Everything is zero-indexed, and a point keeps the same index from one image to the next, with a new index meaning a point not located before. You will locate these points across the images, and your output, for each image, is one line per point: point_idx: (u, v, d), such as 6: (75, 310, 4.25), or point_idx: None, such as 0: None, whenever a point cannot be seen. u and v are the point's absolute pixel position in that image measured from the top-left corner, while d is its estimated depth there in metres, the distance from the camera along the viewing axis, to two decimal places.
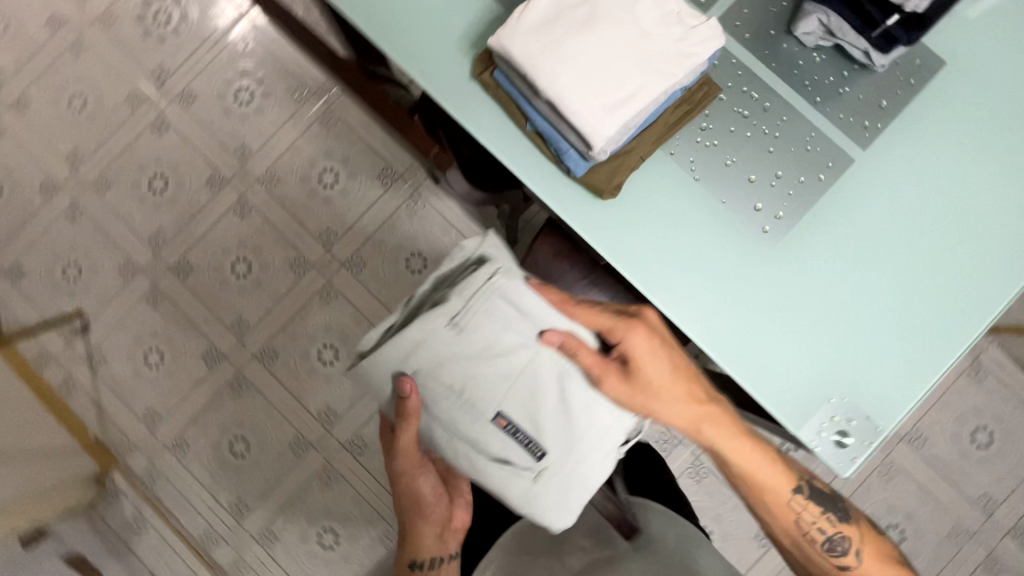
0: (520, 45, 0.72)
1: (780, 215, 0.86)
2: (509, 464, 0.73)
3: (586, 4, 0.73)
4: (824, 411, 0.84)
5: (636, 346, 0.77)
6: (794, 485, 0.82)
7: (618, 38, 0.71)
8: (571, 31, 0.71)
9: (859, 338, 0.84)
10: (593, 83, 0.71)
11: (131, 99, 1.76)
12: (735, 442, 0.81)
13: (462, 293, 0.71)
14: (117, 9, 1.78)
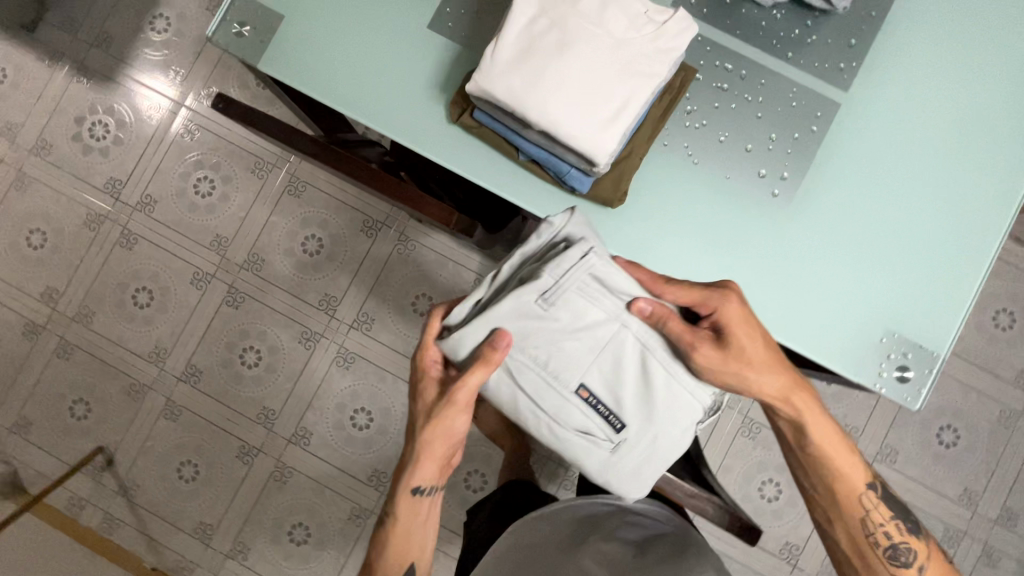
0: (503, 85, 0.71)
1: (785, 175, 0.87)
2: (589, 434, 0.73)
3: (554, 27, 0.72)
4: (880, 351, 0.85)
5: (732, 320, 0.70)
6: (869, 483, 0.78)
7: (596, 54, 0.71)
8: (549, 57, 0.71)
9: (894, 271, 0.85)
10: (584, 103, 0.71)
11: (91, 221, 1.70)
12: (826, 422, 0.75)
13: (554, 270, 0.67)
14: (50, 135, 1.72)
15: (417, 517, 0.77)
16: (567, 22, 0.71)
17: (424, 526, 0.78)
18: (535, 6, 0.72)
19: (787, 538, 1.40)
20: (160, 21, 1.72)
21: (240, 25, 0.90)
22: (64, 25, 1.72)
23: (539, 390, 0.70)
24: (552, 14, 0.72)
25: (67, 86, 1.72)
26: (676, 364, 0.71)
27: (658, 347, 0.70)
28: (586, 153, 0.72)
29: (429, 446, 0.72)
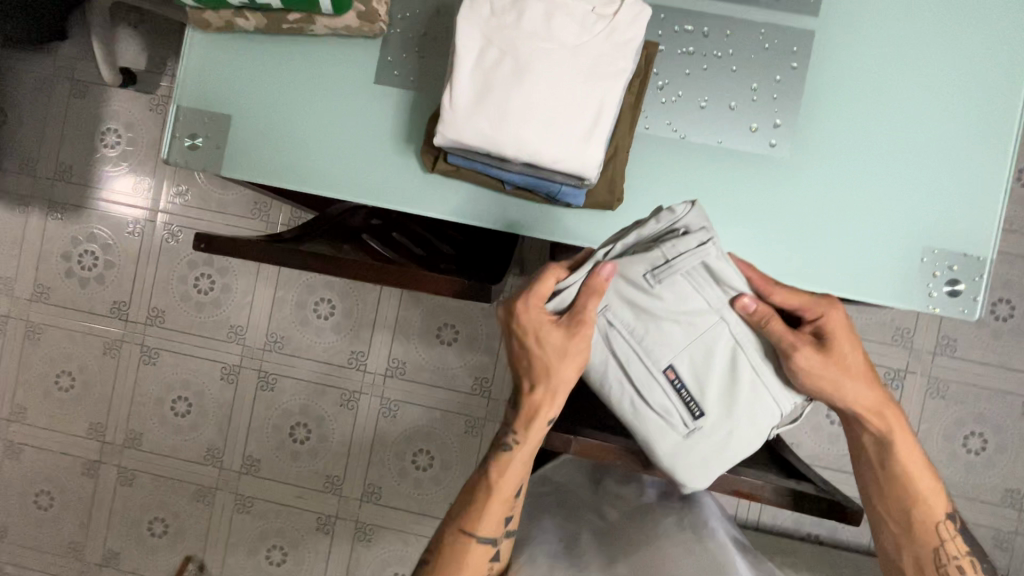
0: (471, 128, 0.70)
1: (779, 122, 0.82)
2: (665, 417, 0.71)
3: (506, 55, 0.70)
4: (924, 272, 0.81)
5: (836, 330, 0.69)
6: (948, 514, 0.73)
7: (555, 68, 0.69)
8: (509, 87, 0.69)
9: (918, 186, 0.81)
10: (559, 122, 0.69)
11: (110, 348, 1.72)
12: (913, 448, 0.71)
13: (671, 250, 0.68)
14: (44, 278, 1.72)
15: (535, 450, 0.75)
16: (517, 46, 0.70)
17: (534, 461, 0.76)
18: (480, 39, 0.71)
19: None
20: (111, 135, 1.70)
21: (191, 138, 0.88)
22: (23, 168, 1.72)
23: (626, 359, 0.70)
24: (499, 42, 0.70)
25: (44, 226, 1.72)
26: (764, 364, 0.70)
27: (750, 344, 0.69)
28: (574, 171, 0.70)
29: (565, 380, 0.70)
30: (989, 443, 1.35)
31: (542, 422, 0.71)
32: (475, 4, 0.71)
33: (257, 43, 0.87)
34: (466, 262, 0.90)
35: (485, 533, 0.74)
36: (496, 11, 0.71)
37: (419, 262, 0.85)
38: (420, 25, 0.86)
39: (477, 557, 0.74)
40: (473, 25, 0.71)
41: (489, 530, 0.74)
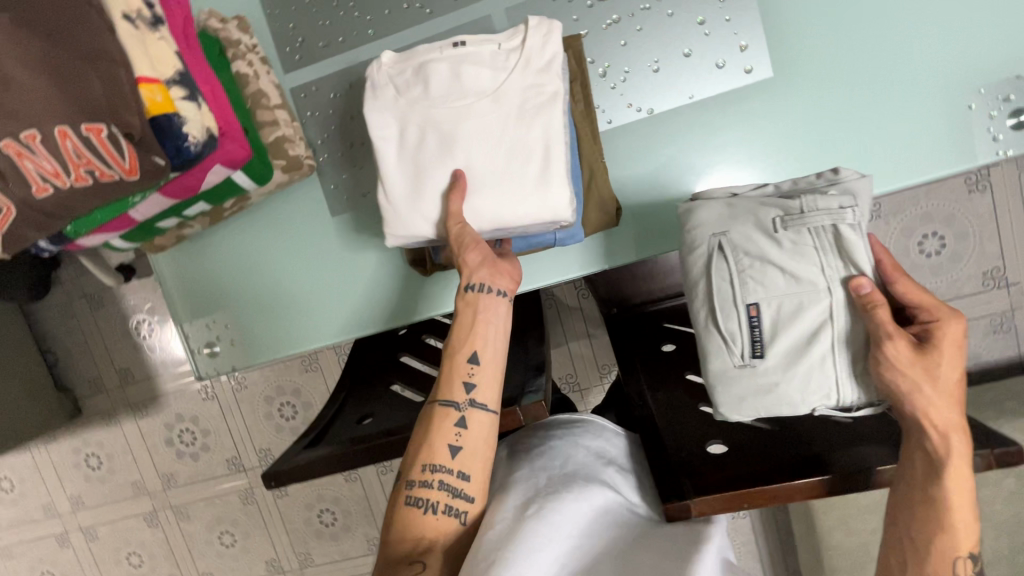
0: (422, 217, 0.70)
1: (745, 44, 0.72)
2: (726, 346, 0.63)
3: (428, 130, 0.70)
4: (979, 118, 0.69)
5: (948, 343, 0.53)
6: (973, 552, 0.50)
7: (483, 123, 0.69)
8: (444, 161, 0.70)
9: (931, 31, 0.69)
10: (508, 175, 0.68)
11: (246, 498, 1.84)
12: (970, 485, 0.51)
13: (819, 205, 0.61)
14: (163, 467, 1.86)
15: (489, 312, 0.64)
16: (435, 118, 0.69)
17: (498, 332, 0.64)
18: (396, 121, 0.71)
19: (983, 270, 1.18)
20: (144, 325, 1.76)
21: (209, 347, 0.89)
22: (94, 389, 1.83)
23: (717, 279, 0.63)
24: (415, 119, 0.70)
25: (138, 426, 1.84)
26: (842, 347, 0.59)
27: (840, 326, 0.59)
28: (545, 213, 0.68)
29: (461, 236, 0.67)
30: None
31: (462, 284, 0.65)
32: (378, 92, 0.71)
33: (215, 235, 0.86)
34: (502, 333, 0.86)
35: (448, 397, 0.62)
36: (401, 90, 0.71)
37: None
38: (342, 139, 0.80)
39: (441, 427, 0.60)
40: (382, 112, 0.71)
41: (450, 392, 0.62)
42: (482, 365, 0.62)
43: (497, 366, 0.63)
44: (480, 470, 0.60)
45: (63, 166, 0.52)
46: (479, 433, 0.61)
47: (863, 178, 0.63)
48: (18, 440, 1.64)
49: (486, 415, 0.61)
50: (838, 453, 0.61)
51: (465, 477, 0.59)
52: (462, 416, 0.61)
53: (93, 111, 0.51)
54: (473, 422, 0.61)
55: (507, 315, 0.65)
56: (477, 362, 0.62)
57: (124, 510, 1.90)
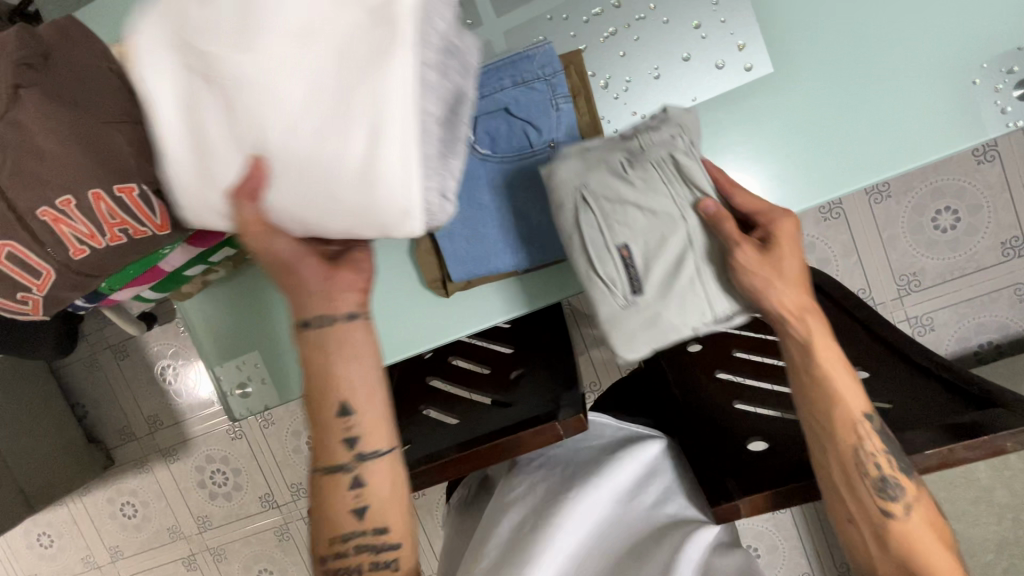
0: (217, 208, 0.52)
1: (743, 43, 0.73)
2: (605, 288, 0.63)
3: (205, 82, 0.47)
4: (986, 94, 0.70)
5: (784, 237, 0.59)
6: (868, 412, 0.58)
7: (277, 69, 0.45)
8: (230, 127, 0.48)
9: (926, 13, 0.70)
10: (314, 157, 0.47)
11: (282, 534, 1.83)
12: (839, 350, 0.59)
13: (651, 141, 0.63)
14: (198, 509, 1.86)
15: (336, 354, 0.58)
16: (208, 59, 0.46)
17: (361, 366, 0.59)
18: (163, 67, 0.48)
19: (1000, 239, 1.28)
20: (169, 369, 1.79)
21: (240, 388, 0.90)
22: (124, 437, 1.85)
23: (587, 229, 0.63)
24: (186, 65, 0.47)
25: (170, 471, 1.85)
26: (706, 264, 0.62)
27: (699, 248, 0.62)
28: (367, 216, 0.49)
29: (280, 254, 0.53)
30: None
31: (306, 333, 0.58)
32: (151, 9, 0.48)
33: (239, 279, 0.88)
34: (529, 349, 0.86)
35: (331, 462, 0.59)
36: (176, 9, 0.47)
37: (495, 383, 0.83)
38: None
39: (336, 494, 0.59)
40: (150, 45, 0.48)
41: (331, 457, 0.59)
42: (353, 416, 0.59)
43: (365, 405, 0.59)
44: (388, 508, 0.61)
45: (99, 227, 0.54)
46: (376, 483, 0.60)
47: (688, 111, 0.67)
48: (59, 494, 1.65)
49: (376, 461, 0.60)
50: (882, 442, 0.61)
51: (381, 529, 0.60)
52: (354, 475, 0.60)
53: (124, 173, 0.53)
54: (368, 474, 0.60)
55: (362, 342, 0.59)
56: (347, 412, 0.59)
57: (163, 555, 1.91)
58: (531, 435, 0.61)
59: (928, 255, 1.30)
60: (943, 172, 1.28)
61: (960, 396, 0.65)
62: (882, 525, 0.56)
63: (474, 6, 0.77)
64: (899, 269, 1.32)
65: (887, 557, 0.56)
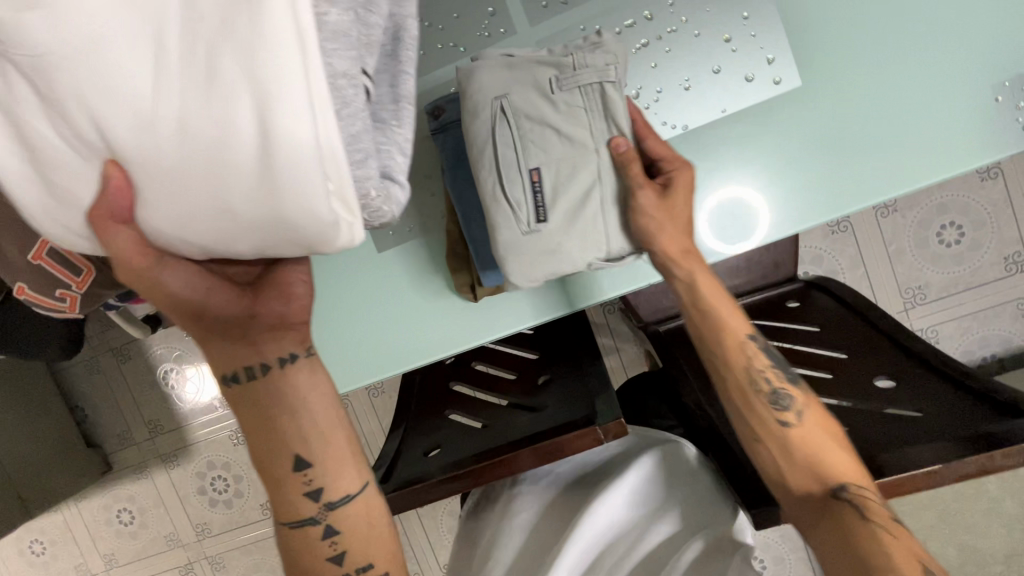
0: (83, 236, 0.40)
1: (772, 57, 0.74)
2: (511, 208, 0.69)
3: (12, 68, 0.34)
4: (1006, 112, 0.71)
5: (679, 186, 0.69)
6: (750, 333, 0.69)
7: (105, 38, 0.32)
8: (66, 131, 0.35)
9: (948, 33, 0.72)
10: (187, 154, 0.33)
11: None
12: (724, 297, 0.70)
13: (580, 73, 0.67)
14: (196, 516, 1.82)
15: (272, 399, 0.52)
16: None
17: (307, 405, 0.54)
18: None
19: (1004, 254, 1.31)
20: (171, 373, 1.76)
21: None
22: (123, 442, 1.81)
23: (503, 143, 0.68)
24: None
25: (169, 477, 1.81)
26: (610, 203, 0.69)
27: (607, 185, 0.68)
28: (275, 228, 0.35)
29: (178, 294, 0.45)
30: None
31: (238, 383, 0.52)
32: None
33: None
34: (555, 355, 0.87)
35: (294, 515, 0.54)
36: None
37: (521, 387, 0.83)
38: None
39: (307, 547, 0.54)
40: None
41: (289, 511, 0.54)
42: (306, 461, 0.53)
43: (312, 446, 0.53)
44: (366, 547, 0.55)
45: None
46: (351, 525, 0.55)
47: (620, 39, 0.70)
48: (56, 499, 1.61)
49: (344, 505, 0.55)
50: (919, 447, 0.61)
51: (363, 569, 0.55)
52: (325, 524, 0.54)
53: None
54: (337, 519, 0.54)
55: (304, 379, 0.53)
56: (298, 461, 0.53)
57: (160, 563, 1.86)
58: (572, 440, 0.61)
59: (932, 269, 1.33)
60: (948, 188, 1.30)
61: (986, 404, 0.66)
62: (784, 435, 0.62)
63: (508, 14, 0.78)
64: (906, 282, 1.34)
65: (793, 464, 0.61)
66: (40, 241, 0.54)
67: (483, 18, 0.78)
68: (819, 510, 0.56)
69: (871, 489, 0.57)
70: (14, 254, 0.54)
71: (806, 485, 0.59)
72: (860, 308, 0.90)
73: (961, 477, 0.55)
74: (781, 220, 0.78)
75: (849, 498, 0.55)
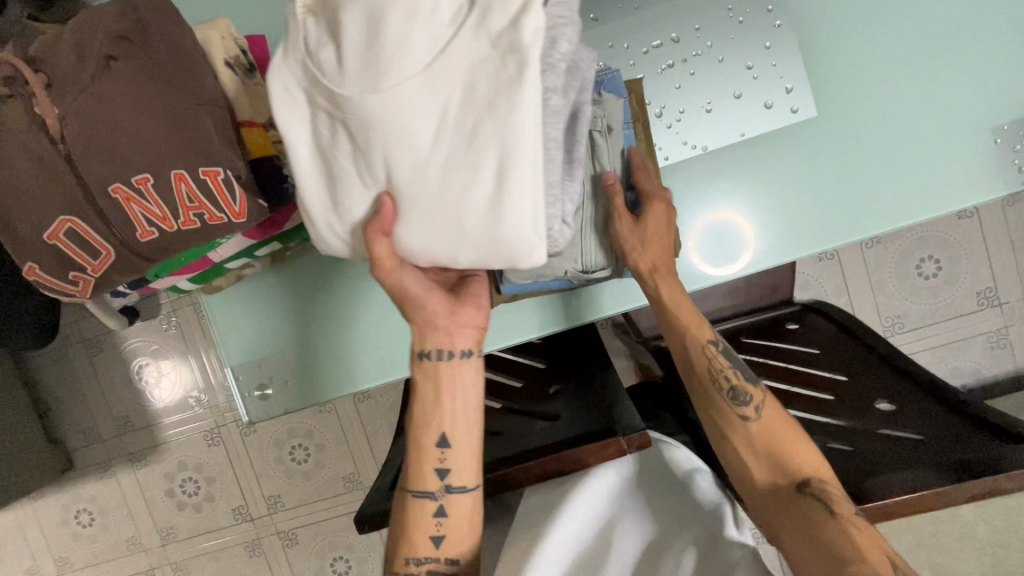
0: (341, 239, 0.53)
1: (790, 86, 0.77)
2: None
3: (334, 125, 0.47)
4: (1004, 152, 0.75)
5: (653, 217, 0.68)
6: (712, 336, 0.67)
7: (409, 112, 0.45)
8: (359, 171, 0.48)
9: (952, 77, 0.76)
10: (443, 190, 0.47)
11: (252, 551, 1.66)
12: (686, 301, 0.68)
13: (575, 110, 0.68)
14: (160, 520, 1.69)
15: (450, 382, 0.59)
16: (340, 101, 0.45)
17: (463, 397, 0.59)
18: (295, 110, 0.49)
19: (977, 289, 1.37)
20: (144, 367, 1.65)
21: (260, 388, 0.86)
22: (88, 438, 1.67)
23: None
24: (319, 101, 0.47)
25: (136, 478, 1.68)
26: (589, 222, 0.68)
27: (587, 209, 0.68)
28: (494, 247, 0.48)
29: (409, 290, 0.56)
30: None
31: (424, 361, 0.59)
32: (283, 45, 0.49)
33: (272, 276, 0.86)
34: (564, 367, 0.88)
35: (419, 486, 0.58)
36: (309, 47, 0.47)
37: (529, 397, 0.83)
38: None
39: (418, 520, 0.57)
40: (285, 82, 0.48)
41: (422, 481, 0.58)
42: (449, 446, 0.58)
43: (460, 435, 0.58)
44: (465, 544, 0.58)
45: (172, 209, 0.52)
46: (461, 519, 0.58)
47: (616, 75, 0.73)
48: (10, 497, 1.46)
49: (463, 495, 0.58)
50: (926, 469, 0.63)
51: (453, 562, 0.57)
52: (440, 504, 0.58)
53: (210, 156, 0.52)
54: (455, 508, 0.58)
55: (473, 375, 0.60)
56: (447, 443, 0.58)
57: (118, 569, 1.73)
58: (594, 449, 0.61)
59: (911, 300, 1.39)
60: (928, 223, 1.37)
61: (983, 429, 0.68)
62: (745, 430, 0.61)
63: None
64: (886, 312, 1.40)
65: (763, 465, 0.60)
66: (58, 220, 0.51)
67: None
68: (790, 506, 0.57)
69: (833, 484, 0.57)
70: (29, 232, 0.51)
71: (772, 482, 0.59)
72: (853, 329, 0.94)
73: (969, 497, 0.57)
74: (791, 243, 0.80)
75: (815, 495, 0.56)
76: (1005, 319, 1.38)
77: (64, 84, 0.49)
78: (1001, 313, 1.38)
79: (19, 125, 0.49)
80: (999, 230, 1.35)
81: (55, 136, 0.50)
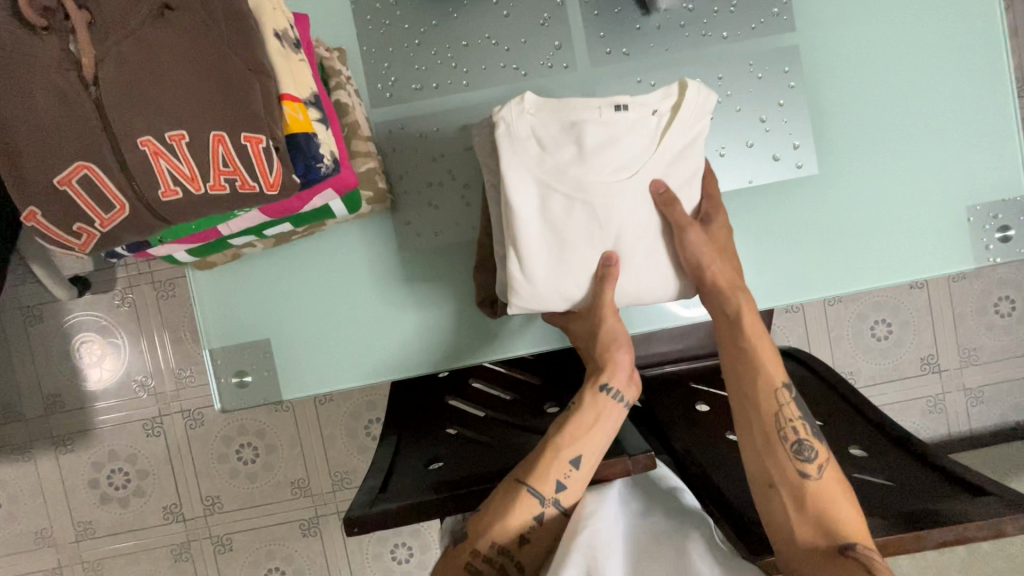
0: (555, 289, 0.70)
1: (797, 143, 0.83)
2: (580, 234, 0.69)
3: (575, 201, 0.68)
4: (976, 228, 0.83)
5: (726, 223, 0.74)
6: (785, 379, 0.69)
7: (629, 196, 0.69)
8: (591, 236, 0.69)
9: (937, 156, 0.83)
10: (647, 247, 0.70)
11: (180, 554, 1.53)
12: (763, 337, 0.70)
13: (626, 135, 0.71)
14: (78, 513, 1.53)
15: (609, 420, 0.66)
16: (584, 187, 0.68)
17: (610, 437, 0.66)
18: (539, 186, 0.68)
19: (921, 355, 1.48)
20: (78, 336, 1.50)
21: (239, 375, 0.82)
22: (7, 416, 1.51)
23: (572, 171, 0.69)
24: (561, 185, 0.68)
25: (57, 464, 1.52)
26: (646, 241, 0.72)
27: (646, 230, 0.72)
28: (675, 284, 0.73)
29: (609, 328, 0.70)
30: (1018, 303, 1.48)
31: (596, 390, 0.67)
32: (520, 147, 0.68)
33: (269, 261, 0.81)
34: (558, 385, 0.87)
35: (539, 485, 0.61)
36: (550, 150, 0.69)
37: (521, 409, 0.83)
38: (421, 178, 0.81)
39: (522, 511, 0.60)
40: (522, 172, 0.68)
41: (543, 482, 0.61)
42: (583, 470, 0.63)
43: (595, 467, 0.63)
44: (533, 554, 0.62)
45: (203, 171, 0.49)
46: (546, 532, 0.62)
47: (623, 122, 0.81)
48: None
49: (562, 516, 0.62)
50: (899, 514, 0.66)
51: (519, 562, 0.61)
52: (543, 511, 0.61)
53: (254, 122, 0.50)
54: (549, 521, 0.61)
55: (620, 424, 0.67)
56: (579, 466, 0.63)
57: (19, 564, 1.55)
58: (604, 465, 0.63)
59: (865, 358, 1.48)
60: (886, 289, 1.47)
61: (946, 479, 0.73)
62: (801, 483, 0.62)
63: (573, 53, 0.81)
64: (841, 366, 1.48)
65: (806, 521, 0.60)
66: (74, 165, 0.48)
67: (549, 50, 0.81)
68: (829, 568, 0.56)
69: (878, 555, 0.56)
70: (36, 175, 0.48)
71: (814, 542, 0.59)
72: (828, 377, 0.99)
73: (941, 543, 0.60)
74: (783, 289, 0.85)
75: (858, 561, 0.54)
76: (944, 385, 1.49)
77: (110, 26, 0.47)
78: (940, 380, 1.49)
79: (50, 60, 0.47)
80: (944, 302, 1.47)
81: (86, 76, 0.47)
